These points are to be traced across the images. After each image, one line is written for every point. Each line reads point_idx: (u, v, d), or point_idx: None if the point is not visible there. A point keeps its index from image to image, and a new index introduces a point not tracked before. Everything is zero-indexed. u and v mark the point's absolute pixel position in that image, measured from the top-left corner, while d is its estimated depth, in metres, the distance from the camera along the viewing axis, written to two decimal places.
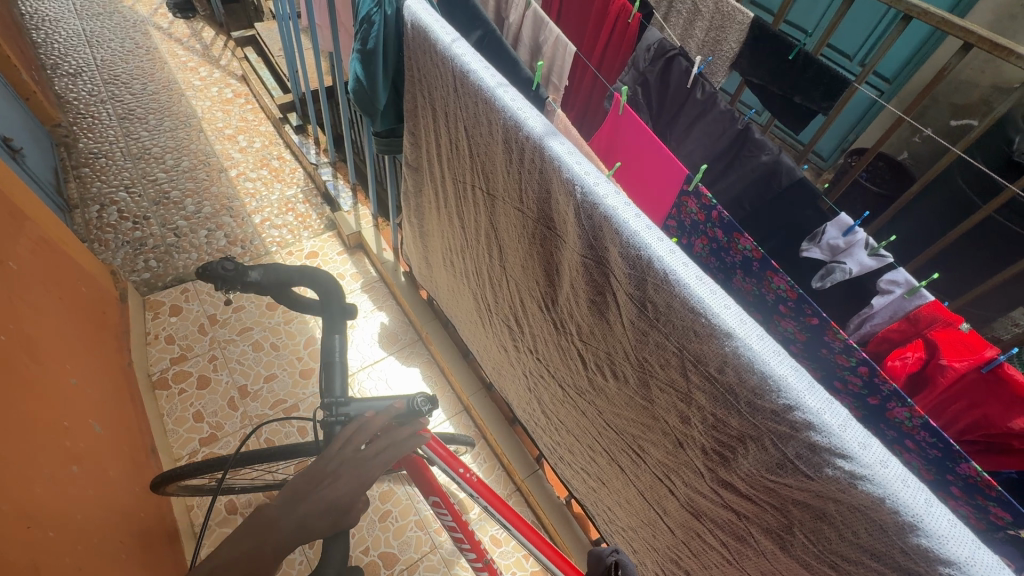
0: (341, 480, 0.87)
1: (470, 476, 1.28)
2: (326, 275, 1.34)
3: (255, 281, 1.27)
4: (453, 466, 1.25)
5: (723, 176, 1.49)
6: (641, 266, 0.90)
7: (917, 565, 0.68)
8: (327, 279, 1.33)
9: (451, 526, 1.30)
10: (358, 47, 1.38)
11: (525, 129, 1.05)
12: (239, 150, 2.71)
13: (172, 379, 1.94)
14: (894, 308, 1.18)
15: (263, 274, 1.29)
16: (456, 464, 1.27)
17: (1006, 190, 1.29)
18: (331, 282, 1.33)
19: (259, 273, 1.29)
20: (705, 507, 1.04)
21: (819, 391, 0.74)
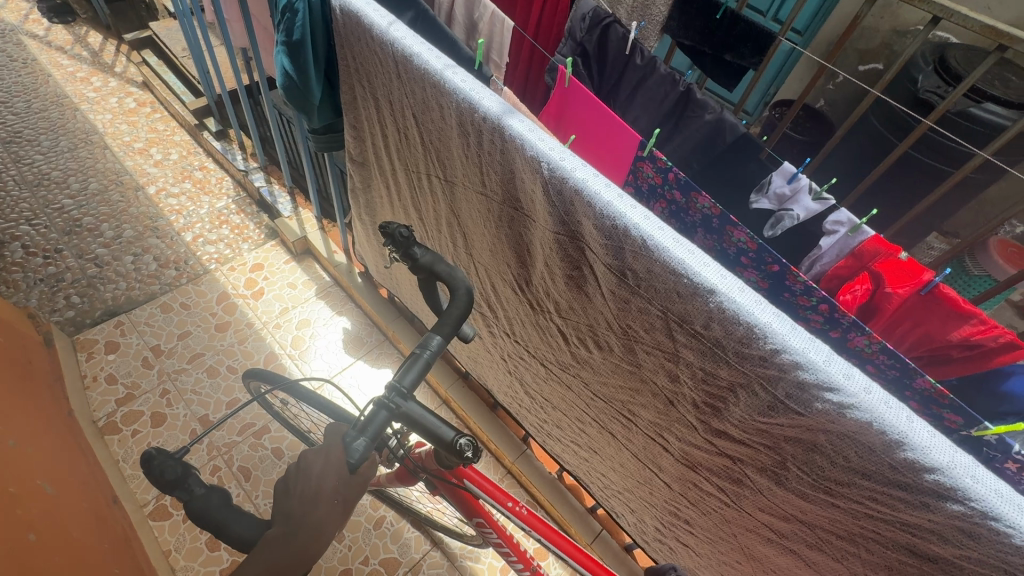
0: (318, 486, 0.71)
1: (520, 510, 1.16)
2: (471, 290, 0.92)
3: (413, 258, 0.93)
4: (500, 501, 1.14)
5: (672, 138, 1.52)
6: (617, 236, 0.91)
7: (904, 476, 0.75)
8: (463, 287, 0.92)
9: (498, 543, 1.24)
10: (283, 38, 1.29)
11: (481, 110, 1.02)
12: (154, 164, 2.49)
13: (122, 422, 1.79)
14: (841, 246, 1.26)
15: (426, 253, 0.94)
16: (505, 498, 1.16)
17: (921, 126, 1.39)
18: (463, 288, 0.92)
19: (422, 255, 0.94)
20: (700, 457, 1.09)
21: (802, 332, 0.78)
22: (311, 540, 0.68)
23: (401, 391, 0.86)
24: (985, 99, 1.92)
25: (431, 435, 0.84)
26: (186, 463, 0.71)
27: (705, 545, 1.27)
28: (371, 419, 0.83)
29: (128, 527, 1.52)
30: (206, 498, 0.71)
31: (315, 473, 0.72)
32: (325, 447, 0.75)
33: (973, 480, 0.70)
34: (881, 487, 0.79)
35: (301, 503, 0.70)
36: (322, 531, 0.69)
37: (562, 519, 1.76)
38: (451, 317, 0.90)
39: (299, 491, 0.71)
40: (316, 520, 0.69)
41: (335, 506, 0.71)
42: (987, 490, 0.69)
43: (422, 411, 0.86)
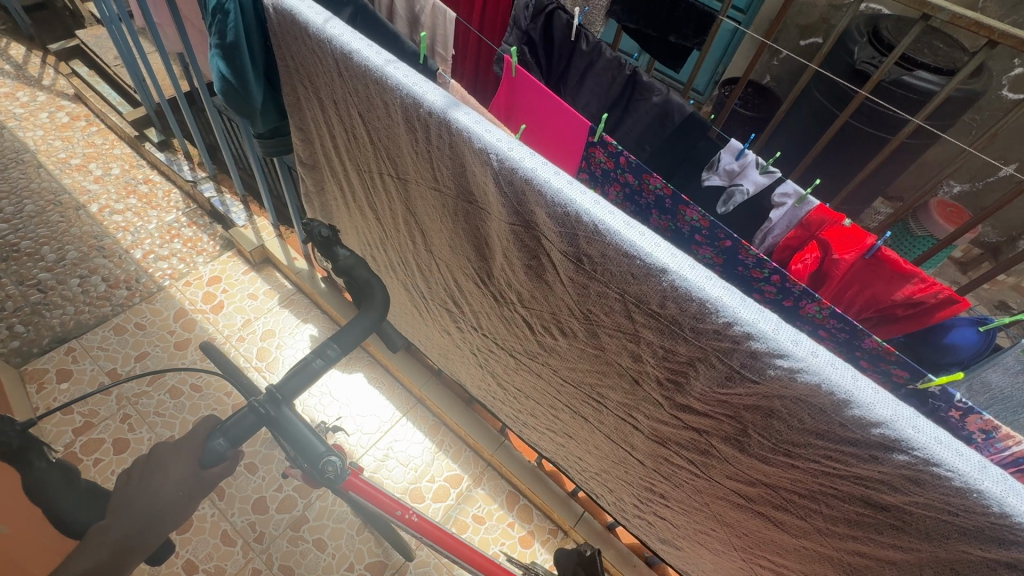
0: (160, 478, 0.79)
1: (413, 517, 1.09)
2: (385, 304, 1.00)
3: (335, 257, 1.02)
4: (386, 509, 1.07)
5: (623, 121, 1.53)
6: (570, 223, 0.92)
7: (854, 433, 0.79)
8: (380, 298, 1.00)
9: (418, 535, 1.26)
10: (216, 41, 1.24)
11: (425, 104, 1.01)
12: (95, 180, 2.37)
13: (82, 452, 1.72)
14: (790, 218, 1.31)
15: (348, 256, 1.02)
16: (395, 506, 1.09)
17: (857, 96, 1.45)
18: (375, 299, 0.99)
19: (345, 259, 1.02)
20: (668, 433, 1.12)
21: (751, 303, 0.81)
22: (152, 524, 0.77)
23: (276, 398, 0.91)
24: (916, 66, 2.00)
25: (301, 445, 0.91)
26: (28, 436, 0.82)
27: (681, 516, 1.31)
28: (238, 420, 0.87)
29: None
30: (42, 475, 0.82)
31: (162, 467, 0.79)
32: (178, 442, 0.83)
33: (914, 430, 0.74)
34: (834, 445, 0.83)
35: (144, 492, 0.77)
36: (161, 516, 0.77)
37: (544, 504, 1.78)
38: (355, 331, 0.97)
39: (142, 482, 0.78)
40: (152, 508, 0.77)
41: (177, 496, 0.78)
42: (927, 438, 0.73)
43: (294, 420, 0.91)
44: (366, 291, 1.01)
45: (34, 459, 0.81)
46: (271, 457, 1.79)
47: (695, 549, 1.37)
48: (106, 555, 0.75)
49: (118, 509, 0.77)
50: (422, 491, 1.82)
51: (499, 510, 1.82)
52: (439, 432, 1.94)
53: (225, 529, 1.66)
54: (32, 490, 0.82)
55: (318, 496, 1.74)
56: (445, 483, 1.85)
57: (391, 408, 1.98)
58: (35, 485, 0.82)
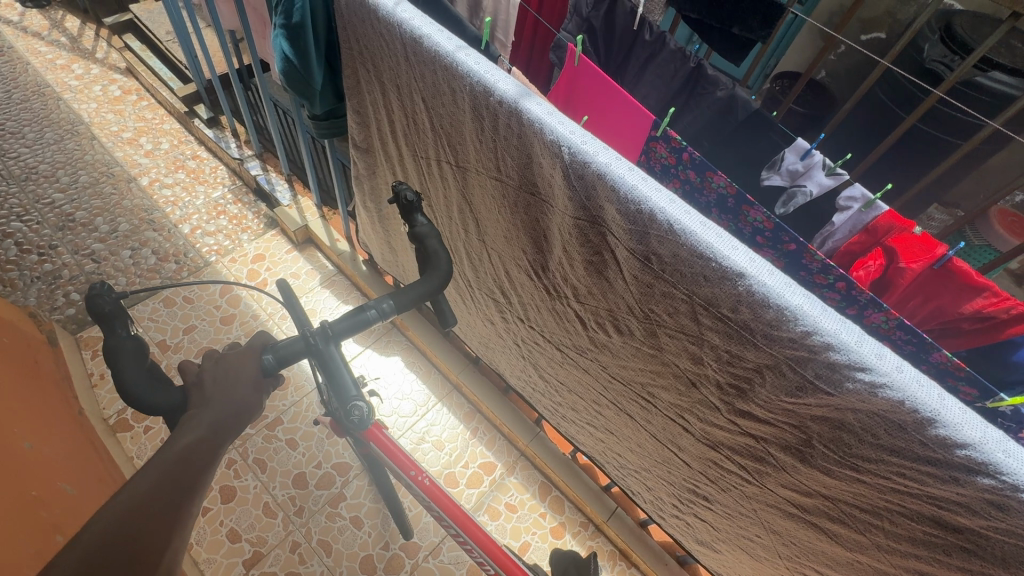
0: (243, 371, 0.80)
1: (424, 480, 1.19)
2: (444, 278, 1.00)
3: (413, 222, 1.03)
4: (402, 467, 1.19)
5: (683, 115, 1.49)
6: (642, 221, 0.90)
7: (935, 452, 0.76)
8: (441, 274, 1.00)
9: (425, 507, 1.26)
10: (281, 21, 1.23)
11: (496, 93, 0.99)
12: (145, 154, 2.42)
13: (133, 419, 1.76)
14: (853, 222, 1.30)
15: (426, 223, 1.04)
16: (410, 466, 1.20)
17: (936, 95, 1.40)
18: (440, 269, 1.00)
19: (420, 227, 1.03)
20: (723, 438, 1.10)
21: (833, 313, 0.79)
22: (234, 416, 0.76)
23: (327, 334, 0.93)
24: (992, 66, 1.86)
25: (334, 384, 0.94)
26: (118, 304, 0.77)
27: (723, 520, 1.30)
28: (291, 345, 0.89)
29: None
30: (121, 343, 0.76)
31: (235, 366, 0.80)
32: (239, 351, 0.82)
33: (1005, 454, 0.71)
34: (910, 463, 0.80)
35: (224, 387, 0.78)
36: (245, 402, 0.77)
37: (577, 498, 1.79)
38: (414, 294, 0.97)
39: (223, 377, 0.78)
40: (235, 396, 0.77)
41: (254, 390, 0.79)
42: (1018, 463, 0.70)
43: (336, 360, 0.94)
44: (430, 261, 1.02)
45: (119, 327, 0.76)
46: (311, 434, 1.83)
47: (735, 554, 1.36)
48: (202, 433, 0.72)
49: (196, 401, 0.76)
50: (456, 476, 1.84)
51: (532, 499, 1.83)
52: (473, 420, 1.96)
53: (267, 501, 1.70)
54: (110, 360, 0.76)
55: (355, 475, 1.78)
56: (478, 470, 1.87)
57: (427, 392, 2.00)
58: (113, 355, 0.76)
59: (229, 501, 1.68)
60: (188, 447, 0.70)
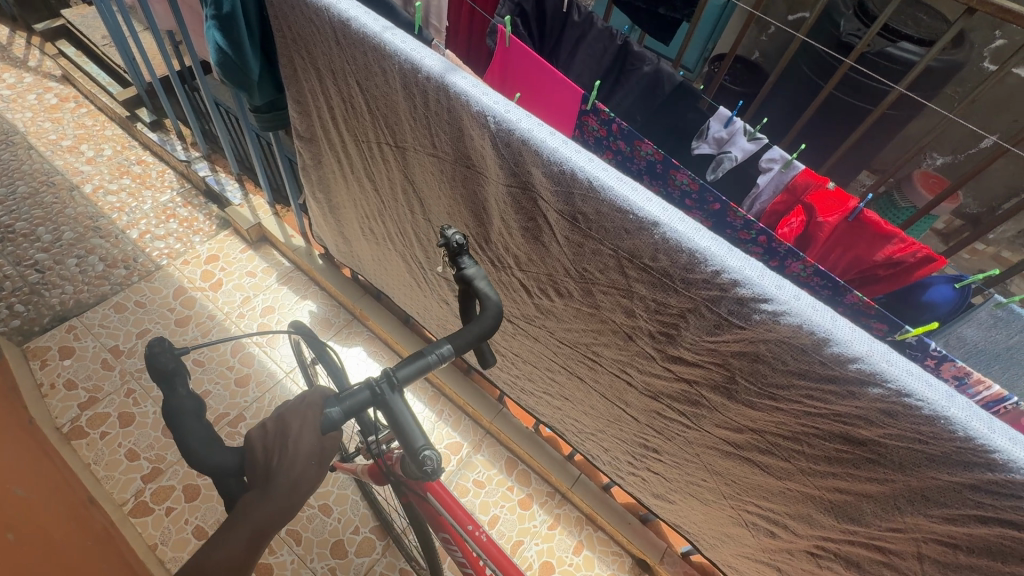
0: (295, 449, 0.78)
1: (481, 535, 1.14)
2: (497, 318, 0.88)
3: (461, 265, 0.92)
4: (459, 522, 1.12)
5: (616, 92, 1.59)
6: (565, 181, 0.96)
7: (833, 370, 0.83)
8: (494, 308, 0.89)
9: (464, 563, 1.20)
10: (212, 12, 1.25)
11: (423, 69, 1.04)
12: (87, 162, 2.36)
13: (88, 425, 1.74)
14: (777, 182, 1.38)
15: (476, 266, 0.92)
16: (466, 520, 1.14)
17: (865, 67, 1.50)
18: (492, 311, 0.89)
19: (468, 268, 0.91)
20: (661, 386, 1.17)
21: (737, 252, 0.86)
22: (288, 498, 0.76)
23: (392, 380, 0.88)
24: (901, 38, 1.99)
25: (401, 436, 0.85)
26: (180, 362, 0.81)
27: (673, 469, 1.38)
28: (354, 394, 0.87)
29: (109, 524, 1.49)
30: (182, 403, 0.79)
31: (294, 437, 0.79)
32: (301, 414, 0.82)
33: (888, 363, 0.79)
34: (814, 384, 0.88)
35: (282, 462, 0.77)
36: (296, 486, 0.77)
37: (542, 468, 1.85)
38: (471, 333, 0.88)
39: (280, 450, 0.78)
40: (290, 477, 0.77)
41: (310, 469, 0.79)
42: (900, 370, 0.78)
43: (403, 410, 0.88)
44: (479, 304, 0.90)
45: (178, 383, 0.80)
46: None
47: (687, 501, 1.44)
48: (250, 528, 0.73)
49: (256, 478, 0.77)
50: None
51: (499, 474, 1.88)
52: (438, 402, 1.99)
53: None
54: (169, 417, 0.78)
55: None
56: (445, 450, 1.90)
57: None
58: (174, 413, 0.78)
59: (193, 499, 1.67)
60: (234, 540, 0.72)
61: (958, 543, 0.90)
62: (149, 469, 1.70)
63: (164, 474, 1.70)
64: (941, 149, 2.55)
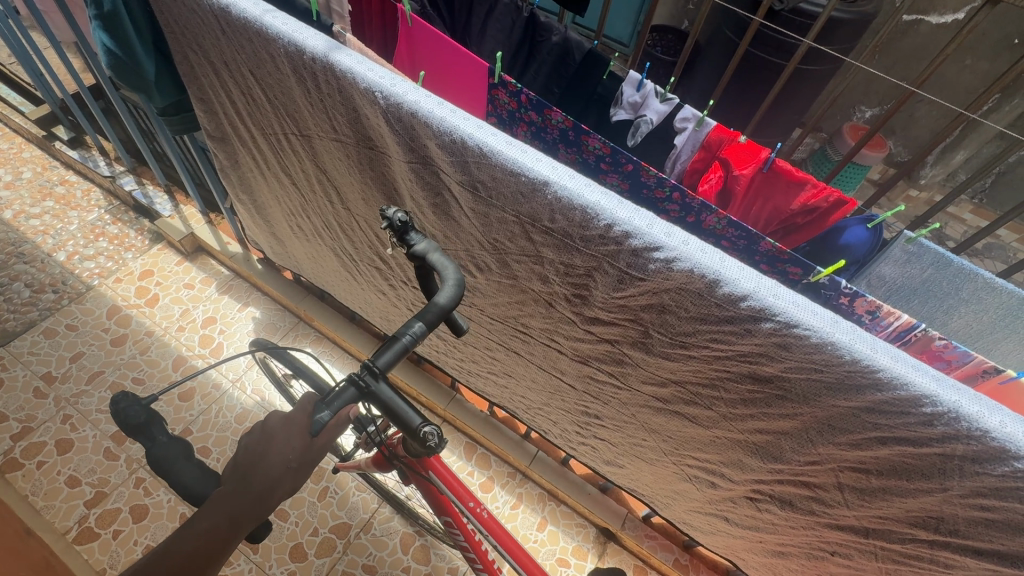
0: (276, 447, 0.78)
1: (482, 512, 1.16)
2: (458, 286, 0.82)
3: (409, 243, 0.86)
4: (461, 499, 1.14)
5: (529, 67, 1.59)
6: (458, 150, 0.95)
7: (728, 310, 0.85)
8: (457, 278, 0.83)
9: (463, 544, 1.21)
10: (93, 12, 1.19)
11: (307, 50, 1.01)
12: (5, 187, 2.26)
13: (23, 456, 1.67)
14: (692, 141, 1.38)
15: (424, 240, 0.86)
16: (468, 497, 1.15)
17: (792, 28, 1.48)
18: (453, 279, 0.82)
19: (417, 245, 0.85)
20: (587, 350, 1.18)
21: (627, 204, 0.86)
22: (266, 497, 0.75)
23: (374, 372, 0.82)
24: None
25: (399, 421, 0.87)
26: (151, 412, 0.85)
27: (616, 433, 1.39)
28: (341, 394, 0.82)
29: (49, 554, 1.40)
30: (166, 449, 0.81)
31: (278, 439, 0.78)
32: (288, 415, 0.82)
33: (776, 297, 0.81)
34: (715, 327, 0.89)
35: (257, 461, 0.77)
36: (274, 488, 0.76)
37: (499, 449, 1.85)
38: (438, 307, 0.79)
39: (256, 451, 0.77)
40: (269, 478, 0.76)
41: (289, 467, 0.77)
42: (786, 303, 0.80)
43: (394, 396, 0.86)
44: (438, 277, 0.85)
45: (155, 432, 0.83)
46: (224, 439, 1.80)
47: (635, 464, 1.46)
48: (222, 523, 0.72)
49: (233, 479, 0.75)
50: None
51: (458, 461, 1.87)
52: None
53: (183, 512, 1.65)
54: (157, 464, 0.81)
55: None
56: None
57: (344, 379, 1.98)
58: (160, 459, 0.81)
59: (141, 519, 1.62)
60: (201, 534, 0.71)
61: (868, 468, 0.93)
62: (93, 494, 1.64)
63: (109, 497, 1.65)
64: (867, 103, 2.60)
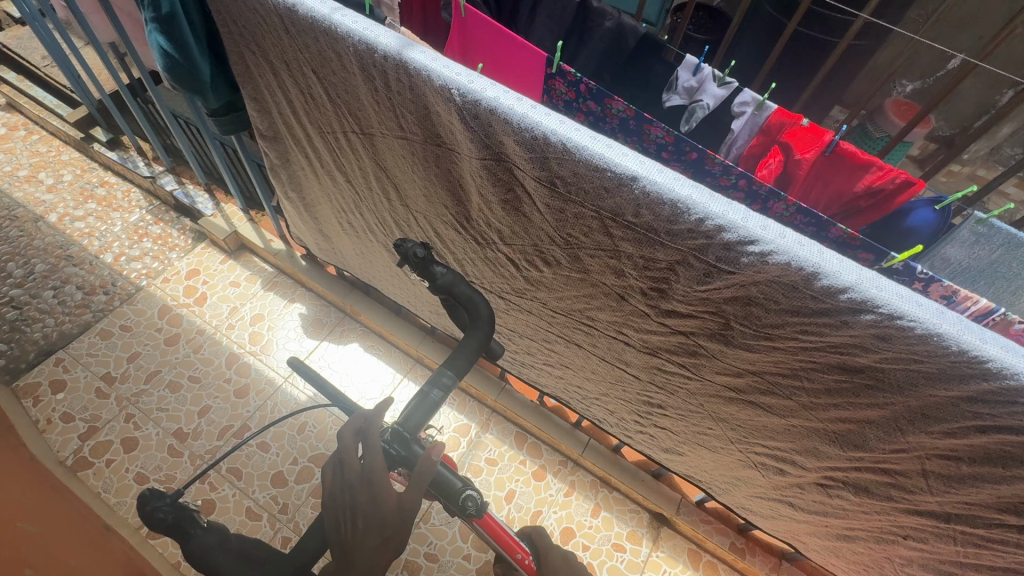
0: (367, 521, 0.77)
1: None
2: (489, 321, 0.90)
3: (432, 277, 0.91)
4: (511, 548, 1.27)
5: (578, 54, 1.57)
6: (539, 146, 0.94)
7: (825, 303, 0.84)
8: (485, 316, 0.90)
9: None
10: (151, 15, 1.19)
11: (379, 48, 1.00)
12: (47, 190, 2.28)
13: (92, 455, 1.72)
14: (751, 125, 1.34)
15: (446, 272, 0.92)
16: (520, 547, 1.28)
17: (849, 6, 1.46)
18: (485, 316, 0.90)
19: (441, 277, 0.91)
20: (658, 342, 1.18)
21: (719, 198, 0.86)
22: (367, 570, 0.76)
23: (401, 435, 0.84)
24: None
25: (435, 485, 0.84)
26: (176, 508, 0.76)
27: (679, 422, 1.40)
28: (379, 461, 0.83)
29: (129, 547, 1.46)
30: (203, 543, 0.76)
31: (365, 513, 0.77)
32: (367, 478, 0.78)
33: (877, 289, 0.80)
34: (808, 319, 0.88)
35: (355, 536, 0.77)
36: (376, 562, 0.76)
37: (551, 438, 1.87)
38: (469, 347, 0.88)
39: (353, 525, 0.77)
40: (368, 556, 0.76)
41: (386, 537, 0.77)
42: (889, 294, 0.79)
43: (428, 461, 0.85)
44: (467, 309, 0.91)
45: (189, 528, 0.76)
46: (281, 434, 1.84)
47: (696, 452, 1.47)
48: None
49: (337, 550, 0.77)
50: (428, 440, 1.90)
51: (510, 450, 1.90)
52: None
53: (249, 505, 1.71)
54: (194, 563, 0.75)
55: None
56: (455, 434, 1.90)
57: (392, 371, 2.00)
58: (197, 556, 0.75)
59: (210, 513, 1.68)
60: None
61: (960, 455, 0.93)
62: (162, 490, 1.69)
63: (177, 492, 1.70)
64: (909, 76, 2.54)
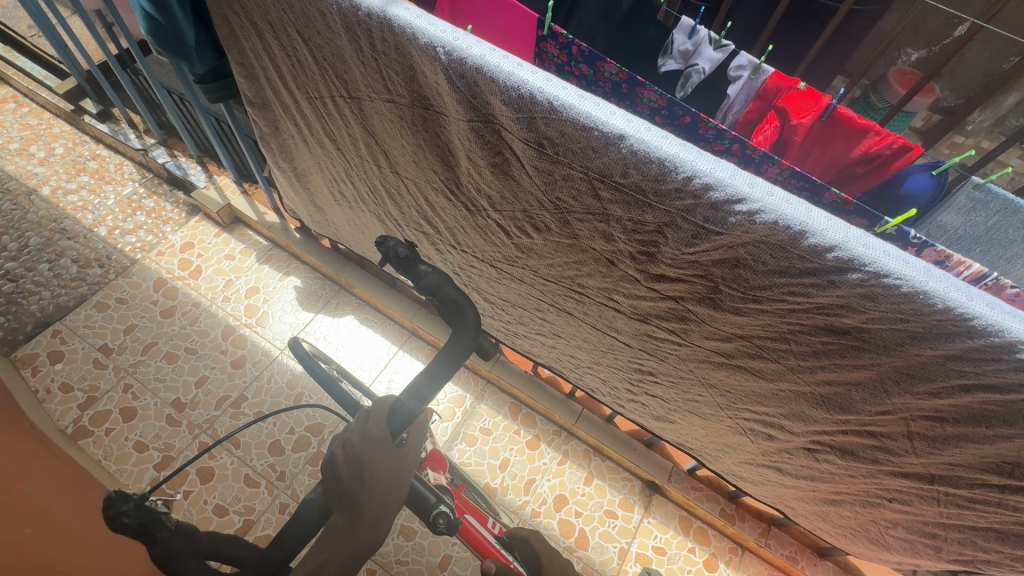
0: (370, 471, 0.76)
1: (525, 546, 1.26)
2: (475, 325, 0.96)
3: (416, 276, 0.97)
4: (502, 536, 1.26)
5: (573, 16, 1.54)
6: (526, 106, 0.92)
7: (812, 263, 0.83)
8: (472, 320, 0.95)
9: None
10: None
11: (363, 6, 0.98)
12: (39, 163, 2.27)
13: (92, 424, 1.75)
14: (747, 90, 1.32)
15: (431, 273, 0.97)
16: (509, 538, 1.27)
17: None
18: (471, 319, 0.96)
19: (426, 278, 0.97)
20: (648, 307, 1.18)
21: (707, 156, 0.84)
22: (375, 519, 0.73)
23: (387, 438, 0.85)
24: None
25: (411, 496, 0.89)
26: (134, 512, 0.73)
27: (670, 389, 1.41)
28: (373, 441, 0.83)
29: None
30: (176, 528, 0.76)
31: (370, 462, 0.77)
32: (366, 431, 0.80)
33: (864, 248, 0.80)
34: (796, 280, 0.88)
35: (363, 486, 0.75)
36: (382, 514, 0.74)
37: (544, 408, 1.89)
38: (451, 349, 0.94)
39: (361, 475, 0.75)
40: (376, 502, 0.74)
41: (393, 486, 0.77)
42: (876, 253, 0.79)
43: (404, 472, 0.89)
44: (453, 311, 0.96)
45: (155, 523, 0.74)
46: (277, 404, 1.86)
47: (687, 419, 1.49)
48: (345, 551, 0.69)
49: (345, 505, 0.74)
50: None
51: (504, 420, 1.92)
52: None
53: (247, 473, 1.74)
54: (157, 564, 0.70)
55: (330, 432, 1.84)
56: (450, 404, 1.92)
57: (387, 343, 2.01)
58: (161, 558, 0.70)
59: (208, 480, 1.71)
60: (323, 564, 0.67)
61: (944, 416, 0.93)
62: (161, 458, 1.72)
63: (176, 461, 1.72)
64: (914, 44, 2.48)
